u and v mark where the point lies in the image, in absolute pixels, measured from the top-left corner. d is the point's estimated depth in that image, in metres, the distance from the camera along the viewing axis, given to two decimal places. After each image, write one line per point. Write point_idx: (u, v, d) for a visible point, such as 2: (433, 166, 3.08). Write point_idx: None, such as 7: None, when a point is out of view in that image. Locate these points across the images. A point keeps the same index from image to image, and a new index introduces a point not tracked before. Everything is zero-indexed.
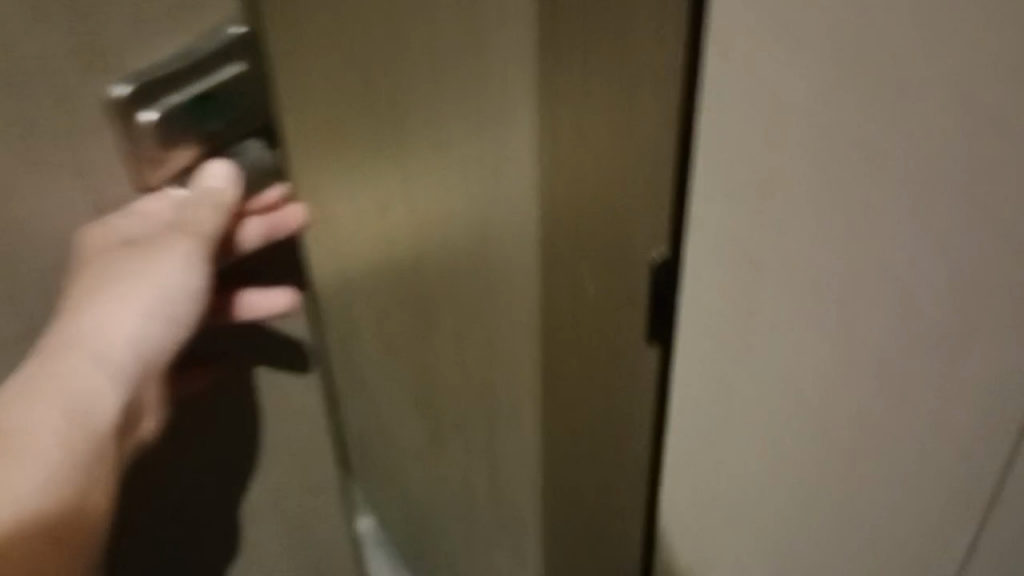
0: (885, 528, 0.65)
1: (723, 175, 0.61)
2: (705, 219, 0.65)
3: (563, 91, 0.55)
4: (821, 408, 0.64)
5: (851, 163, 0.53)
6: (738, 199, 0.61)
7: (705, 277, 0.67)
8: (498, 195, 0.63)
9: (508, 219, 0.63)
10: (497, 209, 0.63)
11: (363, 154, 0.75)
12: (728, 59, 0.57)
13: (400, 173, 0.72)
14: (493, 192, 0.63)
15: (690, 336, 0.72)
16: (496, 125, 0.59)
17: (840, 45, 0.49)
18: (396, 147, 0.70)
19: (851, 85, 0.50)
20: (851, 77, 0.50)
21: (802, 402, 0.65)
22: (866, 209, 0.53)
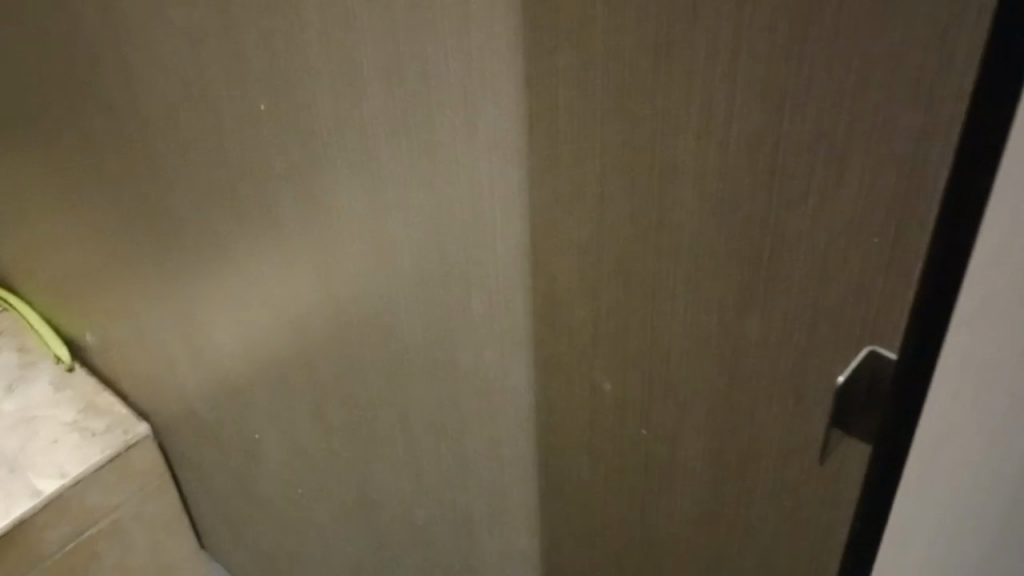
0: (716, 370, 0.47)
1: (598, 81, 0.43)
2: (592, 130, 0.45)
3: (658, 299, 0.47)
4: (710, 383, 0.48)
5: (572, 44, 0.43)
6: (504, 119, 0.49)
7: (618, 193, 0.46)
8: (279, 270, 0.75)
9: (287, 278, 0.75)
10: (340, 260, 0.67)
11: (96, 188, 0.93)
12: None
13: (149, 217, 0.88)
14: (328, 240, 0.67)
15: (603, 293, 0.50)
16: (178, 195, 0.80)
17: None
18: (131, 181, 0.87)
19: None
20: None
21: (684, 371, 0.49)
22: (713, 99, 0.39)
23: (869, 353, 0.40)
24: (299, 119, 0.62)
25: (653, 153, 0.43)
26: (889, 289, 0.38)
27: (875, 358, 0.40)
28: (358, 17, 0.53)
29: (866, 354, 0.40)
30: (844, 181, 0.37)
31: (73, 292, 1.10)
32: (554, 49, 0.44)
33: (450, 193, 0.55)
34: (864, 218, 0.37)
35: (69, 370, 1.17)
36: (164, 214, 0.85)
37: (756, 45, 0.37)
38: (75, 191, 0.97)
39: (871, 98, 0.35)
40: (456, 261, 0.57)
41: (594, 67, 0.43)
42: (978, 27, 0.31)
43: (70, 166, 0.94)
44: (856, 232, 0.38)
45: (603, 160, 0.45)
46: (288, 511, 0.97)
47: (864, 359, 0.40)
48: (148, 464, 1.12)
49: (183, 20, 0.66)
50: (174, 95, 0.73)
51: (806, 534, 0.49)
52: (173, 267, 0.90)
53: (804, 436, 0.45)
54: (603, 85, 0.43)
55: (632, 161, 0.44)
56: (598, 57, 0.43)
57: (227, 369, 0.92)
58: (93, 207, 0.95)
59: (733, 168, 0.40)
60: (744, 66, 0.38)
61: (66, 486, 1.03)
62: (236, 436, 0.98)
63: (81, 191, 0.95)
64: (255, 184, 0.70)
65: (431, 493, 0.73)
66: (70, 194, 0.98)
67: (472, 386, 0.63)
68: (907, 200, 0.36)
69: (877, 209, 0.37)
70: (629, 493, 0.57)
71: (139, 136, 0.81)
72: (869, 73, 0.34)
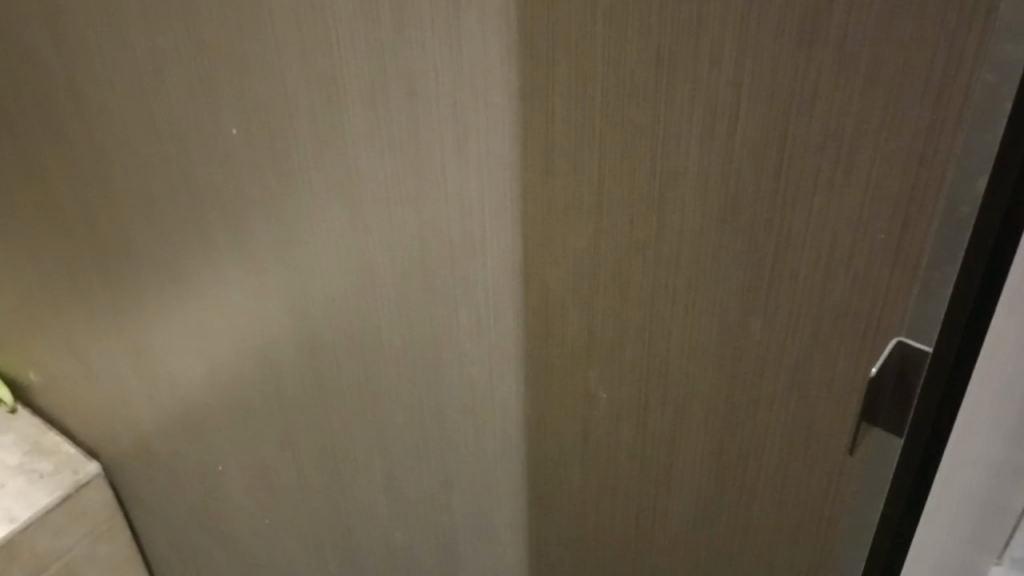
0: (716, 383, 0.49)
1: (588, 114, 0.45)
2: (581, 161, 0.47)
3: (654, 315, 0.49)
4: (709, 394, 0.50)
5: (560, 86, 0.45)
6: (483, 164, 0.51)
7: (610, 220, 0.47)
8: (248, 298, 0.74)
9: (257, 307, 0.74)
10: (316, 285, 0.66)
11: (42, 222, 0.90)
12: (392, 41, 0.50)
13: (101, 250, 0.86)
14: (304, 265, 0.66)
15: (594, 315, 0.52)
16: (133, 243, 0.82)
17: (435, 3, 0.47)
18: (81, 214, 0.85)
19: (460, 42, 0.47)
20: (447, 59, 0.48)
21: (680, 385, 0.50)
22: (710, 127, 0.41)
23: (897, 345, 0.42)
24: (272, 146, 0.61)
25: (649, 181, 0.45)
26: (896, 282, 0.40)
27: (904, 349, 0.42)
28: (328, 80, 0.54)
29: (893, 347, 0.42)
30: (843, 198, 0.39)
31: (17, 341, 1.10)
32: (540, 95, 0.46)
33: (434, 218, 0.55)
34: (862, 234, 0.39)
35: (13, 412, 1.20)
36: (116, 263, 0.86)
37: (751, 81, 0.39)
38: (17, 243, 0.96)
39: (865, 127, 0.37)
40: (435, 292, 0.58)
41: (586, 101, 0.45)
42: (984, 32, 0.33)
43: (10, 220, 0.95)
44: (852, 247, 0.40)
45: (597, 188, 0.47)
46: (255, 541, 0.96)
47: (892, 352, 0.42)
48: (97, 505, 1.13)
49: (147, 48, 0.65)
50: (134, 124, 0.71)
51: (802, 528, 0.50)
52: (130, 299, 0.88)
53: (805, 431, 0.47)
54: (597, 117, 0.45)
55: (627, 187, 0.46)
56: (591, 93, 0.44)
57: (190, 401, 0.90)
58: (37, 259, 0.95)
59: (734, 189, 0.42)
60: (740, 99, 0.40)
61: (17, 530, 1.04)
62: (199, 469, 0.97)
63: (25, 244, 0.95)
64: (224, 213, 0.69)
65: (407, 517, 0.74)
66: (12, 247, 0.98)
67: (459, 404, 0.63)
68: (901, 217, 0.38)
69: (875, 224, 0.39)
70: (622, 500, 0.58)
71: (94, 166, 0.79)
72: (864, 107, 0.37)
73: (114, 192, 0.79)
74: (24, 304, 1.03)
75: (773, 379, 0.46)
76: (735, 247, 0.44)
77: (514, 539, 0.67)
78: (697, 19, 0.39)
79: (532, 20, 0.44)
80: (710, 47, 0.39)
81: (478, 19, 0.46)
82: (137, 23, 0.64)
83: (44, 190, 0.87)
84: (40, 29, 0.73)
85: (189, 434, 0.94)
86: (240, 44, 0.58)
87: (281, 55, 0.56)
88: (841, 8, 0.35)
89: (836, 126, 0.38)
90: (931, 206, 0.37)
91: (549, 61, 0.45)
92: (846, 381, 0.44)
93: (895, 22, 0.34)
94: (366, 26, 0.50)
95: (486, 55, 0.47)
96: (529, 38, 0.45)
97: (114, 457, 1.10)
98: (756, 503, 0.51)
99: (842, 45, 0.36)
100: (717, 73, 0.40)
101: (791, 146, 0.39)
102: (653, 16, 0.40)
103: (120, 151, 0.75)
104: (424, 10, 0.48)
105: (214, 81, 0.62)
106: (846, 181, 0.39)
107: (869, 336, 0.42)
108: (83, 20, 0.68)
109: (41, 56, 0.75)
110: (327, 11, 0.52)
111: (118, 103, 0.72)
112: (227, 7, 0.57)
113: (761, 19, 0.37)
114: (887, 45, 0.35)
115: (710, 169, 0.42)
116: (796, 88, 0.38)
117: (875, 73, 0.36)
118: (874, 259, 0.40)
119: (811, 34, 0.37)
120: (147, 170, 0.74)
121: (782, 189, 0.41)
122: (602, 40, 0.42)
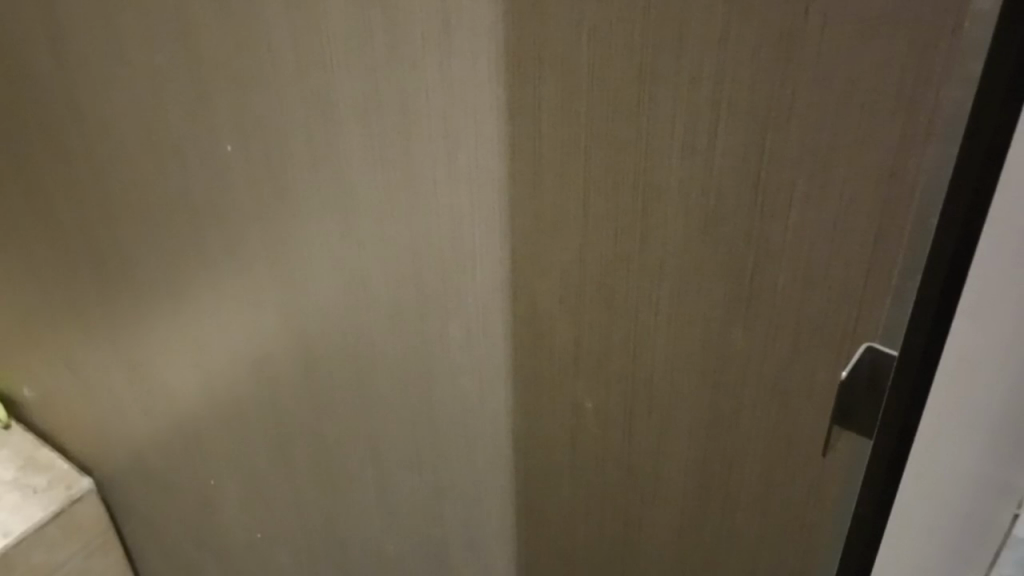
0: (700, 390, 0.50)
1: (576, 129, 0.46)
2: (569, 176, 0.48)
3: (640, 323, 0.50)
4: (694, 400, 0.51)
5: (549, 102, 0.46)
6: (472, 177, 0.52)
7: (597, 233, 0.49)
8: (242, 312, 0.75)
9: (252, 321, 0.75)
10: (310, 298, 0.68)
11: (37, 237, 0.92)
12: (384, 56, 0.51)
13: (98, 265, 0.87)
14: (299, 280, 0.67)
15: (582, 325, 0.53)
16: (128, 257, 0.83)
17: (425, 20, 0.49)
18: (78, 230, 0.86)
19: (449, 58, 0.49)
20: (439, 76, 0.50)
21: (666, 393, 0.52)
22: (692, 139, 0.43)
23: (867, 350, 0.43)
24: (268, 161, 0.62)
25: (633, 196, 0.46)
26: (870, 292, 0.41)
27: (873, 354, 0.42)
28: (323, 94, 0.56)
29: (863, 351, 0.43)
30: (821, 209, 0.40)
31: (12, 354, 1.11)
32: (529, 109, 0.47)
33: (427, 231, 0.56)
34: (840, 242, 0.41)
35: (6, 428, 1.21)
36: (112, 278, 0.87)
37: (732, 96, 0.40)
38: (12, 258, 0.98)
39: (840, 138, 0.38)
40: (428, 304, 0.59)
41: (573, 116, 0.46)
42: (951, 48, 0.34)
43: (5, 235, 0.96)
44: (830, 255, 0.41)
45: (585, 202, 0.48)
46: (249, 553, 0.97)
47: (862, 357, 0.43)
48: (91, 518, 1.14)
49: (146, 65, 0.66)
50: (131, 140, 0.73)
51: (785, 532, 0.51)
52: (126, 314, 0.89)
53: (788, 436, 0.48)
54: (586, 133, 0.46)
55: (613, 201, 0.47)
56: (580, 111, 0.46)
57: (185, 414, 0.91)
58: (32, 273, 0.96)
59: (716, 201, 0.44)
60: (723, 116, 0.41)
61: (12, 544, 1.05)
62: (193, 482, 0.97)
63: (20, 258, 0.96)
64: (221, 228, 0.71)
65: (401, 527, 0.75)
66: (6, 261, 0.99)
67: (451, 415, 0.64)
68: (878, 227, 0.39)
69: (852, 233, 0.40)
70: (609, 508, 0.59)
71: (91, 182, 0.80)
72: (841, 121, 0.38)
73: (112, 208, 0.80)
74: (18, 316, 1.04)
75: (754, 384, 0.48)
76: (717, 258, 0.45)
77: (504, 549, 0.68)
78: (682, 37, 0.41)
79: (520, 37, 0.46)
80: (692, 67, 0.41)
81: (467, 36, 0.47)
82: (135, 39, 0.65)
83: (40, 204, 0.88)
84: (40, 48, 0.74)
85: (183, 446, 0.95)
86: (236, 60, 0.59)
87: (278, 70, 0.57)
88: (816, 23, 0.37)
89: (814, 138, 0.39)
90: (904, 219, 0.38)
91: (539, 75, 0.46)
92: (824, 387, 0.45)
93: (868, 37, 0.36)
94: (360, 43, 0.52)
95: (477, 74, 0.48)
96: (520, 55, 0.46)
97: (108, 472, 1.11)
98: (741, 509, 0.52)
99: (819, 58, 0.37)
100: (699, 89, 0.41)
101: (769, 159, 0.41)
102: (637, 34, 0.42)
103: (116, 167, 0.76)
104: (416, 28, 0.49)
105: (211, 96, 0.63)
106: (824, 193, 0.40)
107: (845, 342, 0.43)
108: (82, 38, 0.70)
109: (40, 71, 0.76)
110: (321, 27, 0.53)
111: (116, 119, 0.73)
112: (223, 25, 0.58)
113: (739, 36, 0.39)
114: (862, 60, 0.36)
115: (693, 183, 0.44)
116: (774, 104, 0.39)
117: (849, 86, 0.37)
118: (851, 269, 0.41)
119: (790, 50, 0.38)
120: (144, 187, 0.75)
121: (762, 201, 0.42)
122: (589, 57, 0.44)
